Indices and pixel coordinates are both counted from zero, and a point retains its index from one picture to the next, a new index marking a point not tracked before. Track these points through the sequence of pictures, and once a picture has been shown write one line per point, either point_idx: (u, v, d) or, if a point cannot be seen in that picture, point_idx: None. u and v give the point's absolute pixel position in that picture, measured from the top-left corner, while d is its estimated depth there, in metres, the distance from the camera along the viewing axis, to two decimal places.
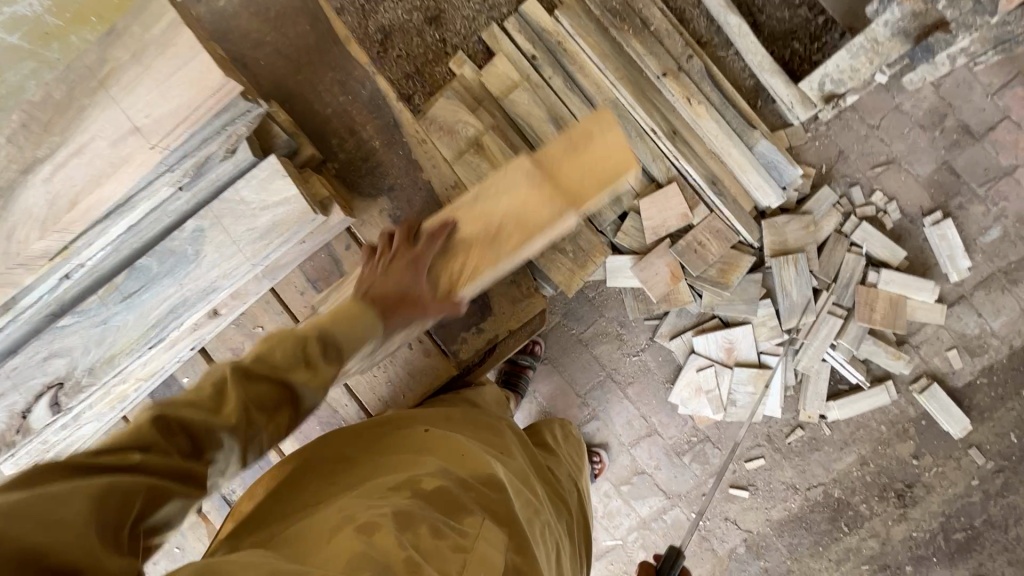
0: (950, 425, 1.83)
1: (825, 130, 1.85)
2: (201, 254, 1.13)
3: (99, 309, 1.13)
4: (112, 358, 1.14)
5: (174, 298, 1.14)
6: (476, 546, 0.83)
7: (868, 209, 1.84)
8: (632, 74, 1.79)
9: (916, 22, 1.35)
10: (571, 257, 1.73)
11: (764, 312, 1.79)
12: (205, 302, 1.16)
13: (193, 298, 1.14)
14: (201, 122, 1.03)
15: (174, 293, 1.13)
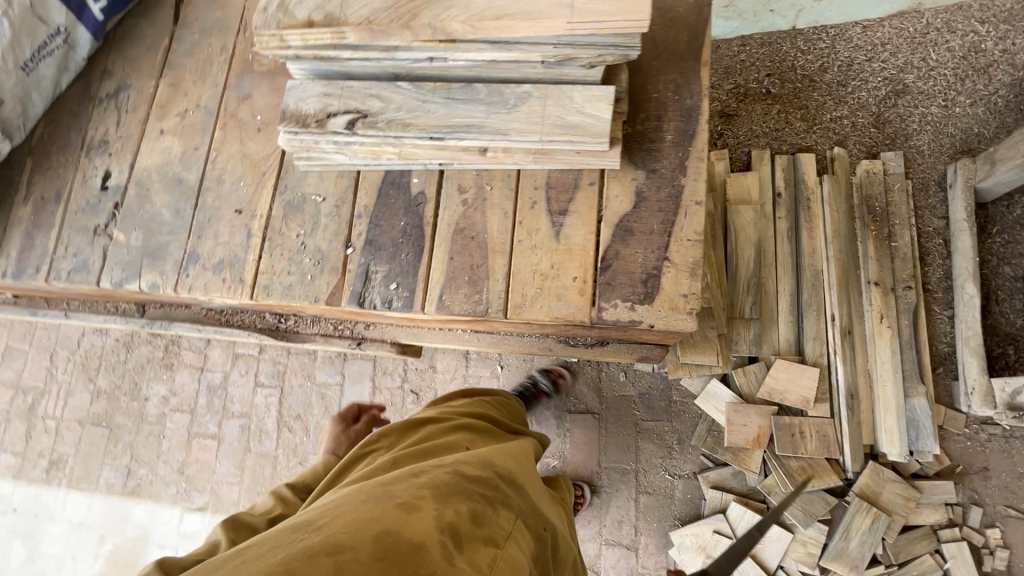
0: None
1: (984, 439, 1.75)
2: (492, 113, 1.05)
3: (428, 92, 1.08)
4: (348, 143, 1.13)
5: (473, 121, 1.05)
6: (503, 547, 0.87)
7: (976, 536, 1.70)
8: (848, 264, 1.85)
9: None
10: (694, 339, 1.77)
11: (812, 533, 1.69)
12: (447, 163, 1.16)
13: (445, 132, 1.06)
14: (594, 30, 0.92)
15: (477, 116, 1.05)
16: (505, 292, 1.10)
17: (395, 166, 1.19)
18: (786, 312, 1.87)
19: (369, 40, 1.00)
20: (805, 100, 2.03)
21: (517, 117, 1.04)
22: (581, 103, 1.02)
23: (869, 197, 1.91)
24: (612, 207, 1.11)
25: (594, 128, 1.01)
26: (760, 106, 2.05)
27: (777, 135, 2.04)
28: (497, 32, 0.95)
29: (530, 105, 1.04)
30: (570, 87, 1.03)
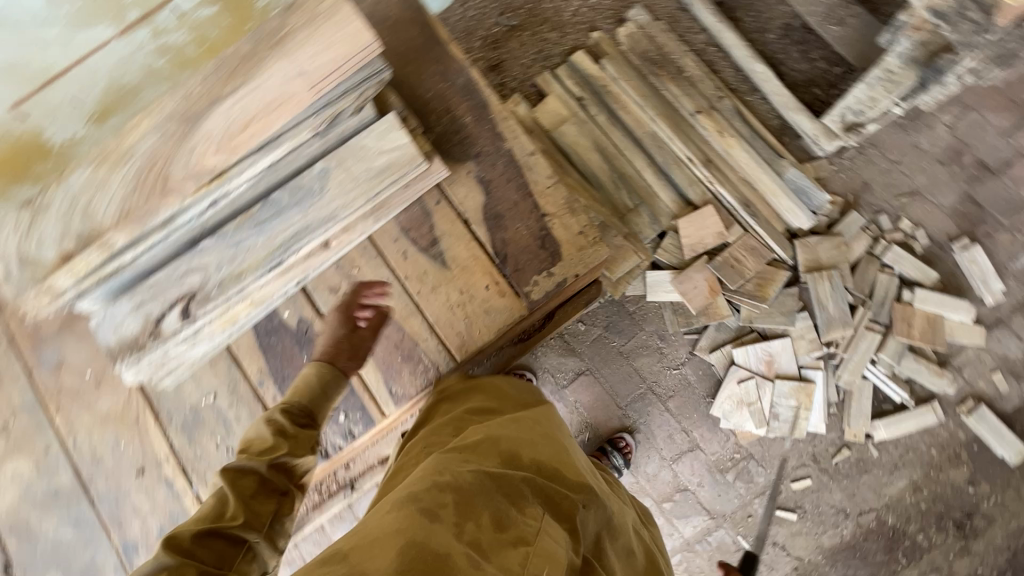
0: (1003, 450, 1.79)
1: (849, 165, 2.00)
2: (306, 209, 0.99)
3: (233, 234, 0.99)
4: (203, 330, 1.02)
5: (298, 225, 0.99)
6: (535, 542, 0.74)
7: (897, 234, 1.94)
8: (669, 111, 2.01)
9: (923, 50, 1.52)
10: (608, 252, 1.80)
11: (803, 324, 1.86)
12: (302, 280, 1.09)
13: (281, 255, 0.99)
14: (337, 81, 0.90)
15: (297, 218, 0.99)
16: (442, 342, 1.10)
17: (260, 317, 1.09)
18: (657, 181, 2.00)
19: (139, 229, 0.90)
20: (543, 14, 2.15)
21: (331, 198, 0.99)
22: (377, 144, 0.99)
23: (642, 52, 2.07)
24: (470, 208, 1.12)
25: (402, 159, 1.00)
26: (516, 42, 2.15)
27: (545, 54, 2.14)
28: (253, 139, 0.91)
29: (333, 178, 0.99)
30: (356, 138, 1.00)
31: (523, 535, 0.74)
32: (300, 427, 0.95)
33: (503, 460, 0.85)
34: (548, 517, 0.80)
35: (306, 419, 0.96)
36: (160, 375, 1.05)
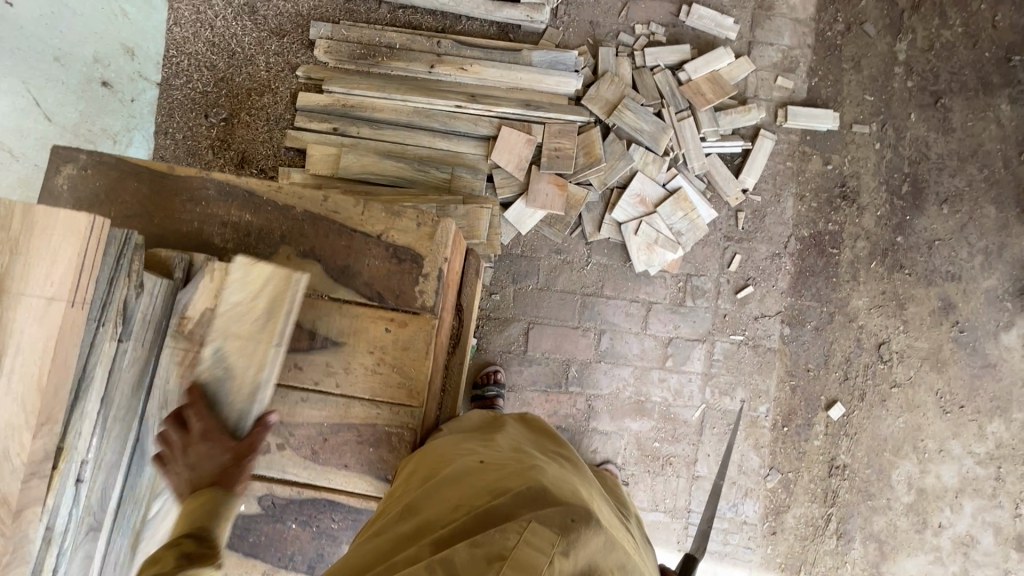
0: (826, 123, 2.09)
1: (569, 18, 2.16)
2: (231, 389, 1.06)
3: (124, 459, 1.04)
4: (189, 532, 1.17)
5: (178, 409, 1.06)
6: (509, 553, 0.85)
7: (641, 39, 2.14)
8: (410, 84, 2.04)
9: None
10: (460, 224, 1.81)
11: (639, 154, 2.01)
12: None
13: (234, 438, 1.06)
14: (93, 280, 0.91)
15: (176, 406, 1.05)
16: (391, 395, 1.18)
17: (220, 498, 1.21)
18: (449, 142, 2.03)
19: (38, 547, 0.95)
20: (243, 90, 2.09)
21: (242, 367, 1.06)
22: (243, 293, 1.07)
23: (351, 55, 2.05)
24: (318, 281, 1.19)
25: (278, 283, 1.07)
26: (242, 129, 2.08)
27: (274, 119, 2.08)
28: (65, 384, 0.91)
29: (230, 350, 1.06)
30: (224, 299, 1.07)
31: (500, 551, 0.86)
32: (203, 548, 0.94)
33: (491, 492, 0.98)
34: (533, 526, 0.89)
35: (209, 545, 0.95)
36: None
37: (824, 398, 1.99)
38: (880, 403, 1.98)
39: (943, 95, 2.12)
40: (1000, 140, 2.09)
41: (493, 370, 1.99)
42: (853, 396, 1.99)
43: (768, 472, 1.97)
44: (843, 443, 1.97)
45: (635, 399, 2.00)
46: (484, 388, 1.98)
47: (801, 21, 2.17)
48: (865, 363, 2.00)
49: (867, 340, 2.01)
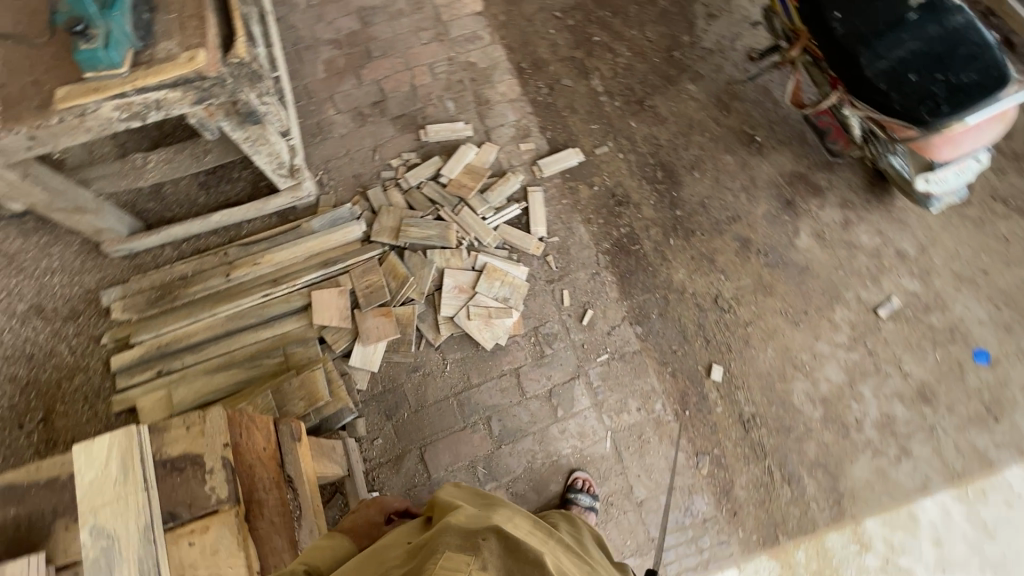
0: (574, 158, 2.43)
1: (334, 180, 2.41)
2: (119, 556, 0.94)
3: None
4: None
5: None
6: None
7: (400, 168, 2.42)
8: (215, 299, 2.10)
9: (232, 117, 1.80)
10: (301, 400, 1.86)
11: (438, 255, 2.20)
12: None
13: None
14: None
15: None
16: None
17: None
18: (271, 328, 2.07)
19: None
20: (54, 383, 2.04)
21: (121, 530, 0.95)
22: (95, 468, 0.98)
23: (149, 302, 2.12)
24: (98, 514, 0.96)
25: (118, 440, 1.00)
26: (65, 419, 2.00)
27: (95, 394, 2.03)
28: None
29: (100, 516, 0.96)
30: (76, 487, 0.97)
31: None
32: None
33: None
34: None
35: None
36: None
37: (701, 367, 2.10)
38: (745, 343, 2.13)
39: (645, 98, 2.57)
40: (704, 107, 2.54)
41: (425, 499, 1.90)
42: (723, 352, 2.12)
43: (697, 459, 1.99)
44: (740, 397, 2.06)
45: (551, 462, 1.99)
46: None
47: (516, 97, 2.59)
48: (714, 319, 2.17)
49: (705, 301, 2.20)
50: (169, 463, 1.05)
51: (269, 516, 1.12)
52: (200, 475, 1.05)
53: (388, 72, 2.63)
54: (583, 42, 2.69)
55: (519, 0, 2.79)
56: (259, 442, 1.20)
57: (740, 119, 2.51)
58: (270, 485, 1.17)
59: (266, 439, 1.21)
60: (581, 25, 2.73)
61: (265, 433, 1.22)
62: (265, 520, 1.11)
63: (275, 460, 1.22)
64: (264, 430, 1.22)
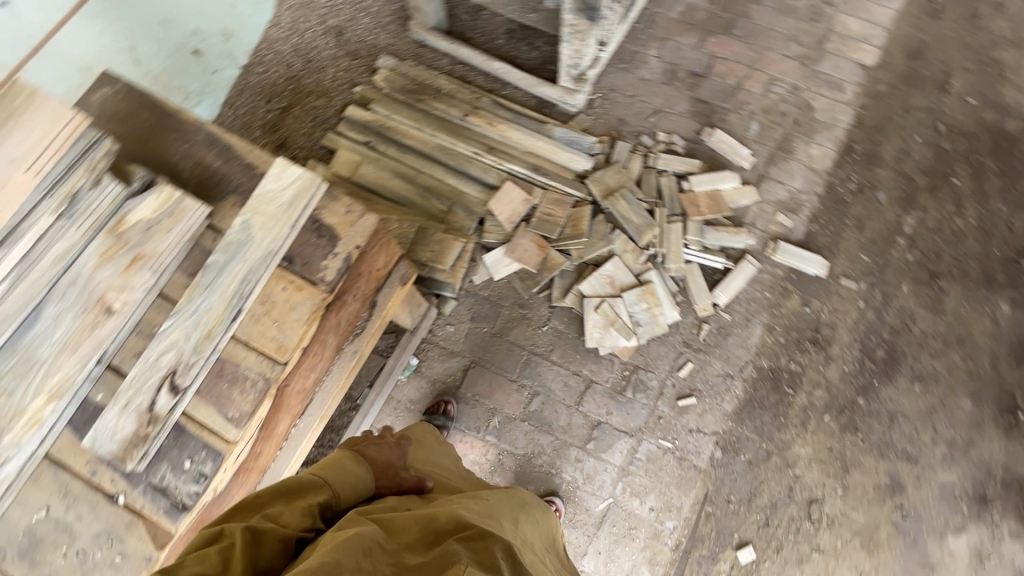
0: (813, 268, 2.13)
1: (602, 110, 2.37)
2: (245, 253, 1.13)
3: None
4: (132, 397, 1.04)
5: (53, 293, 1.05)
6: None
7: (659, 145, 2.30)
8: (443, 125, 2.26)
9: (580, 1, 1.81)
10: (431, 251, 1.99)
11: (621, 241, 2.11)
12: (100, 353, 1.07)
13: (239, 287, 1.11)
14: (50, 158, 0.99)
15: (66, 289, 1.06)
16: (263, 354, 1.12)
17: (153, 362, 1.06)
18: (458, 179, 2.20)
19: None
20: (307, 90, 2.39)
21: (258, 238, 1.13)
22: (278, 184, 1.17)
23: (404, 88, 2.34)
24: (256, 215, 1.14)
25: (304, 180, 1.17)
26: (293, 120, 2.35)
27: (321, 120, 2.35)
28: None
29: (256, 218, 1.14)
30: (260, 187, 1.17)
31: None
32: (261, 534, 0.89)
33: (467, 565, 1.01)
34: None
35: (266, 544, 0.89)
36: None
37: (736, 535, 1.89)
38: (795, 563, 1.87)
39: (941, 277, 2.11)
40: (991, 337, 2.03)
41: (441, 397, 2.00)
42: (767, 545, 1.88)
43: None
44: None
45: (546, 470, 1.96)
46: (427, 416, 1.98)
47: (815, 171, 2.27)
48: (791, 515, 1.90)
49: (799, 492, 1.92)
50: (318, 222, 1.20)
51: (341, 317, 1.25)
52: (326, 251, 1.18)
53: (726, 58, 2.44)
54: (935, 174, 2.23)
55: (912, 86, 2.35)
56: (379, 261, 1.31)
57: (1018, 382, 1.98)
58: (359, 297, 1.29)
59: (384, 263, 1.32)
60: (950, 158, 2.25)
61: (388, 258, 1.33)
62: (337, 317, 1.23)
63: (378, 282, 1.33)
64: (389, 256, 1.33)
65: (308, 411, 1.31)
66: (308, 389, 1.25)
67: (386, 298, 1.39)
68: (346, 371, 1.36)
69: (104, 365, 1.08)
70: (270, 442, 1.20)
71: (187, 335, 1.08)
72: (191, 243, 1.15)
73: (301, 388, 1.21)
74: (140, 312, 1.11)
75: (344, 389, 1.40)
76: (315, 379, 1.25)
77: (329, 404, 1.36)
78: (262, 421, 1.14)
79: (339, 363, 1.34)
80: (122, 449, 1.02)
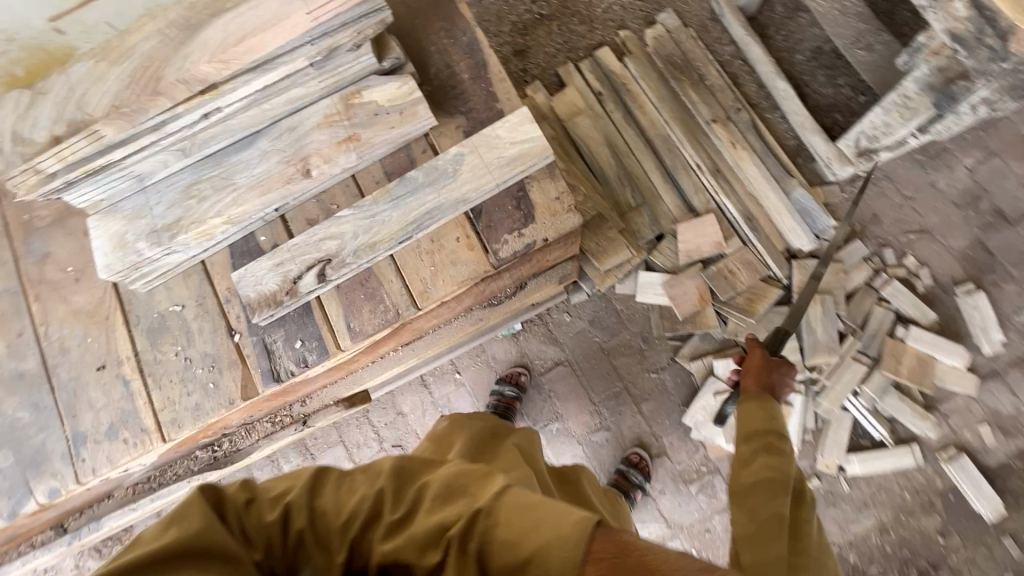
0: (981, 504, 1.73)
1: (861, 194, 1.96)
2: (445, 186, 1.06)
3: (201, 130, 1.03)
4: (286, 261, 1.06)
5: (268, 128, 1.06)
6: None
7: (899, 269, 1.89)
8: (683, 117, 1.99)
9: (940, 77, 1.44)
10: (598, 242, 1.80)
11: (787, 345, 1.81)
12: (281, 204, 1.08)
13: (417, 216, 1.06)
14: (335, 10, 0.94)
15: (279, 130, 1.06)
16: (406, 288, 1.08)
17: (316, 240, 1.07)
18: (663, 182, 1.97)
19: (132, 127, 0.96)
20: (573, 8, 2.20)
21: (462, 178, 1.06)
22: (509, 135, 1.07)
23: (668, 56, 2.06)
24: (472, 156, 1.06)
25: (532, 150, 1.06)
26: (544, 32, 2.19)
27: (570, 46, 2.17)
28: (248, 54, 0.94)
29: (471, 159, 1.06)
30: (490, 128, 1.08)
31: None
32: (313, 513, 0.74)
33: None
34: None
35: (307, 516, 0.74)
36: (155, 260, 1.07)
37: None
38: None
39: None
40: None
41: (518, 371, 1.96)
42: None
43: None
44: None
45: None
46: (499, 381, 1.97)
47: None
48: None
49: None
50: (523, 188, 1.08)
51: (488, 287, 1.19)
52: (515, 227, 1.07)
53: None
54: None
55: None
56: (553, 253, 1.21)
57: None
58: (515, 273, 1.21)
59: (556, 257, 1.23)
60: None
61: (562, 252, 1.23)
62: (487, 284, 1.16)
63: (539, 269, 1.24)
64: (563, 251, 1.23)
65: (409, 346, 1.30)
66: (422, 330, 1.22)
67: (536, 286, 1.31)
68: (461, 330, 1.32)
69: (278, 215, 1.10)
70: (366, 357, 1.20)
71: (355, 231, 1.06)
72: (407, 142, 1.10)
73: (418, 326, 1.18)
74: (331, 183, 1.10)
75: (449, 343, 1.36)
76: (433, 325, 1.21)
77: (429, 349, 1.33)
78: (373, 340, 1.13)
79: (460, 321, 1.29)
80: (257, 296, 1.05)
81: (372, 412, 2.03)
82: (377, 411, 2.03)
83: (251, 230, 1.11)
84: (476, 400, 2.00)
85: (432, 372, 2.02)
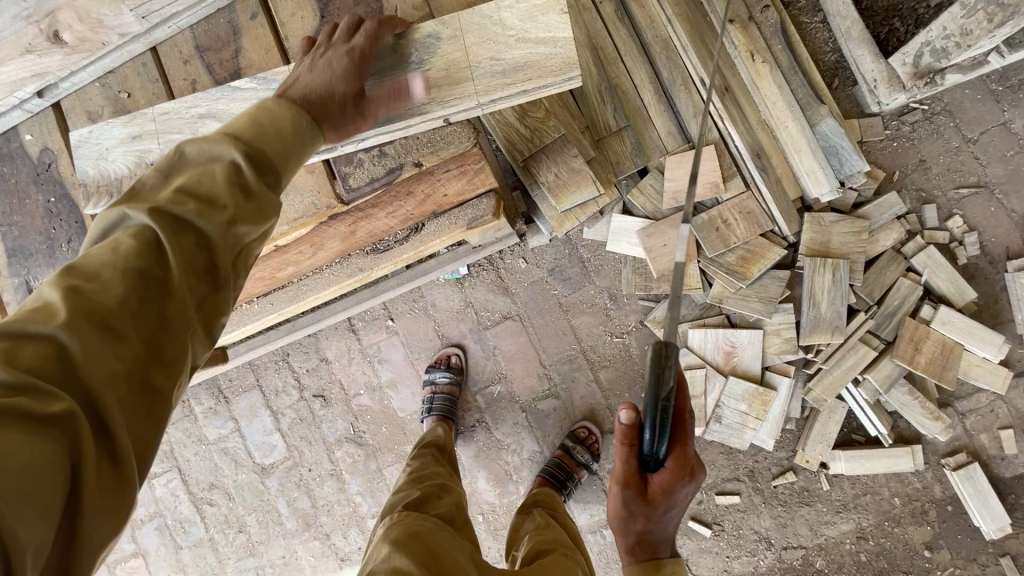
0: (985, 523, 1.45)
1: (909, 132, 1.52)
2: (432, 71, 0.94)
3: None
4: (146, 136, 1.03)
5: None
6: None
7: (940, 233, 1.49)
8: (691, 13, 1.48)
9: None
10: (557, 174, 1.39)
11: (781, 318, 1.47)
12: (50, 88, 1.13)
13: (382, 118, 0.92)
14: None
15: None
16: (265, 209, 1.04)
17: (186, 115, 1.02)
18: (655, 102, 1.52)
19: None
20: None
21: (440, 86, 0.94)
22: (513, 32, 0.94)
23: None
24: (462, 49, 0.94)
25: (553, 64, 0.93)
26: None
27: None
28: None
29: (450, 49, 0.94)
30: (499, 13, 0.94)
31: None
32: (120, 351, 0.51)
33: None
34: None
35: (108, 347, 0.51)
36: None
37: None
38: None
39: None
40: None
41: (451, 353, 1.67)
42: None
43: None
44: None
45: (509, 470, 1.67)
46: (429, 368, 1.67)
47: None
48: None
49: None
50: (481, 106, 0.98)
51: (373, 224, 1.14)
52: (376, 155, 1.05)
53: None
54: None
55: None
56: (446, 194, 1.11)
57: None
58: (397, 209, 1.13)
59: (449, 195, 1.11)
60: None
61: (452, 191, 1.11)
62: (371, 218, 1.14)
63: (435, 208, 1.12)
64: (458, 190, 1.11)
65: (293, 287, 1.21)
66: (305, 266, 1.17)
67: (437, 233, 1.16)
68: (349, 276, 1.20)
69: (48, 103, 1.14)
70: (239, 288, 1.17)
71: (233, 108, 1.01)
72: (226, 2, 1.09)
73: (294, 256, 1.16)
74: (120, 59, 1.12)
75: (343, 289, 1.23)
76: (312, 260, 1.16)
77: (318, 300, 1.23)
78: None
79: (345, 264, 1.20)
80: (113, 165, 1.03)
81: (292, 356, 1.74)
82: (298, 355, 1.73)
83: (20, 124, 1.16)
84: (410, 353, 1.71)
85: (360, 317, 1.71)
